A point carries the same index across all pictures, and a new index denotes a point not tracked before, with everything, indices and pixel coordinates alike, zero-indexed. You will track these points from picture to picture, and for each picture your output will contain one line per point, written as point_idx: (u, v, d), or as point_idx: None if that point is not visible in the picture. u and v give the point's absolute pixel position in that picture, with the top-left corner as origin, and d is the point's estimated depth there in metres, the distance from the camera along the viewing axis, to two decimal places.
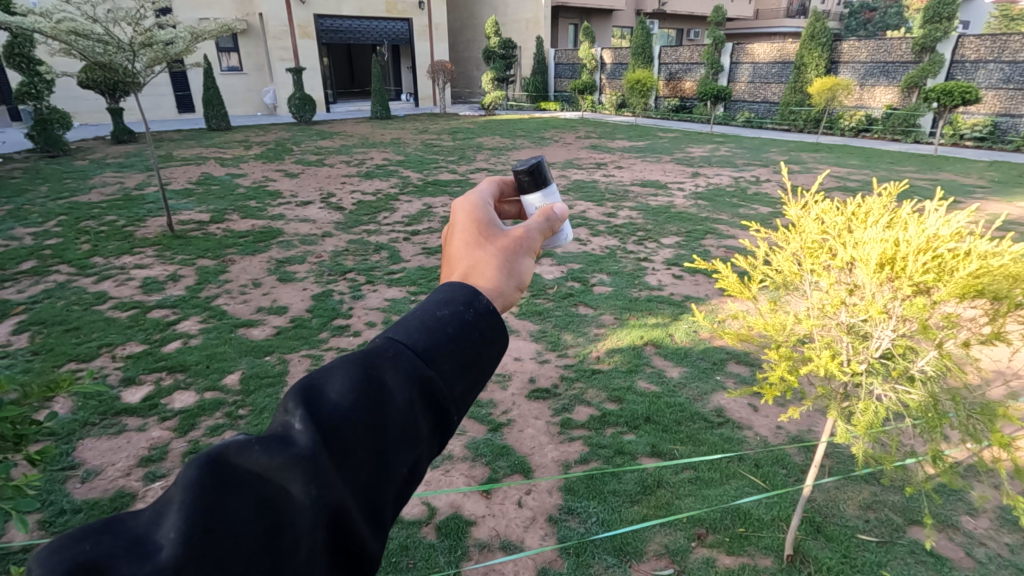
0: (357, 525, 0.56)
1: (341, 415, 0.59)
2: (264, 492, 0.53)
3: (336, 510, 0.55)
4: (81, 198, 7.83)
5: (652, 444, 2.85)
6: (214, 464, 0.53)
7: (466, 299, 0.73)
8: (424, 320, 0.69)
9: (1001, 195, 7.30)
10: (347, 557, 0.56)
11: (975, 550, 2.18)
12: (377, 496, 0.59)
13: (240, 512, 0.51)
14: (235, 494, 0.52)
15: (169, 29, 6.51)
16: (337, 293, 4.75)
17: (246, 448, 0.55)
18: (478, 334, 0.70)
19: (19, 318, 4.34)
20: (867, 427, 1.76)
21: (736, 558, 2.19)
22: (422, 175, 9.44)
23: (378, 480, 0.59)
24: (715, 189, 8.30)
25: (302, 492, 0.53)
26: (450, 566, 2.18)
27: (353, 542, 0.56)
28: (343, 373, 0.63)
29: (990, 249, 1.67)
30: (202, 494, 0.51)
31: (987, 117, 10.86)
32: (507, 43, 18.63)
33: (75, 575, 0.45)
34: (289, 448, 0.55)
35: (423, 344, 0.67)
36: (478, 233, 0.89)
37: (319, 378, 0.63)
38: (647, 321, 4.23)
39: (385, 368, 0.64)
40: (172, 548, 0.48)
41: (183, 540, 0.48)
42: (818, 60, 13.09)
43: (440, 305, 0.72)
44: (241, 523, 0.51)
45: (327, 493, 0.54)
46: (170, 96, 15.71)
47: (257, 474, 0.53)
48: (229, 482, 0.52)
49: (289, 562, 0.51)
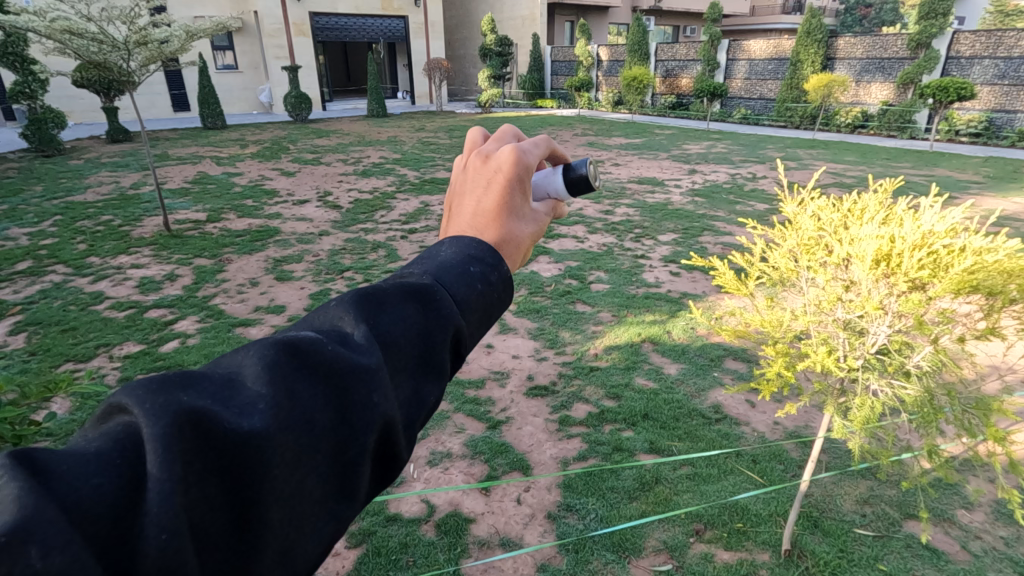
0: (399, 436, 0.64)
1: (396, 341, 0.66)
2: (335, 387, 0.60)
3: (386, 420, 0.62)
4: (77, 198, 7.80)
5: (650, 441, 2.86)
6: (292, 352, 0.59)
7: (496, 266, 0.79)
8: (462, 270, 0.76)
9: (997, 190, 7.33)
10: (381, 463, 0.65)
11: (970, 543, 2.20)
12: (413, 413, 0.67)
13: (313, 398, 0.58)
14: (309, 384, 0.58)
15: (164, 28, 6.47)
16: (334, 292, 4.75)
17: (320, 343, 0.61)
18: (504, 298, 0.78)
19: (16, 318, 4.32)
20: (863, 422, 1.78)
21: (734, 554, 2.20)
22: (420, 173, 9.43)
23: (417, 400, 0.67)
24: (712, 186, 8.31)
25: (370, 395, 0.61)
26: (450, 563, 2.19)
27: (390, 450, 0.65)
28: (396, 299, 0.69)
29: (984, 245, 1.69)
30: (284, 376, 0.57)
31: (982, 112, 10.87)
32: (504, 40, 18.60)
33: (184, 418, 0.49)
34: (356, 358, 0.62)
35: (461, 292, 0.74)
36: (515, 200, 0.88)
37: (373, 298, 0.69)
38: (645, 317, 4.25)
39: (431, 304, 0.71)
40: (263, 415, 0.54)
41: (273, 413, 0.54)
42: (813, 57, 13.12)
43: (476, 262, 0.77)
44: (315, 408, 0.58)
45: (383, 401, 0.62)
46: (165, 95, 15.65)
47: (329, 370, 0.60)
48: (304, 371, 0.59)
49: (350, 453, 0.59)
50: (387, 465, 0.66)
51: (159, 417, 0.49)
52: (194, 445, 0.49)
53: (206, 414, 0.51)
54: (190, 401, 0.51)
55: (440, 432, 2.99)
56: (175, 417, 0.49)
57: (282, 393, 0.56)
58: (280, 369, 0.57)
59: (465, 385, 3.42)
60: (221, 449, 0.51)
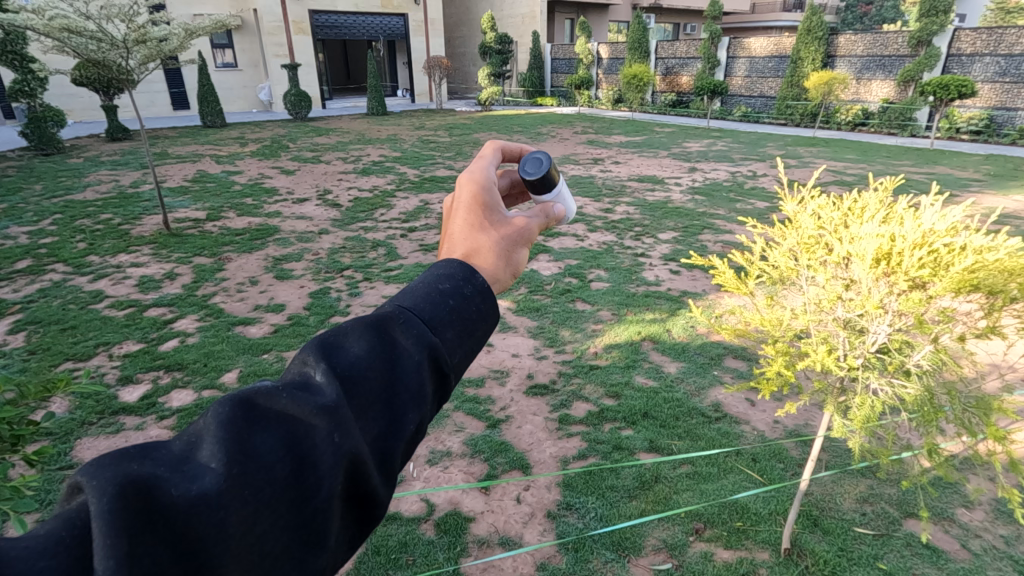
0: (370, 470, 0.63)
1: (360, 377, 0.66)
2: (290, 436, 0.60)
3: (352, 459, 0.61)
4: (76, 197, 7.78)
5: (650, 439, 2.86)
6: (247, 406, 0.60)
7: (467, 276, 0.79)
8: (428, 292, 0.75)
9: (998, 188, 7.32)
10: (357, 502, 0.64)
11: (970, 542, 2.20)
12: (387, 449, 0.66)
13: (270, 449, 0.59)
14: (266, 433, 0.59)
15: (163, 26, 6.45)
16: (334, 290, 4.75)
17: (275, 394, 0.62)
18: (480, 307, 0.77)
19: (15, 318, 4.32)
20: (863, 421, 1.77)
21: (733, 552, 2.20)
22: (419, 171, 9.42)
23: (390, 432, 0.66)
24: (712, 184, 8.30)
25: (329, 439, 0.60)
26: (450, 562, 2.19)
27: (364, 488, 0.63)
28: (358, 336, 0.69)
29: (985, 244, 1.68)
30: (235, 433, 0.58)
31: (983, 110, 10.85)
32: (504, 38, 18.56)
33: (128, 490, 0.51)
34: (314, 400, 0.62)
35: (428, 314, 0.73)
36: (484, 212, 0.90)
37: (337, 337, 0.70)
38: (645, 316, 4.24)
39: (395, 333, 0.71)
40: (215, 476, 0.55)
41: (223, 471, 0.55)
42: (814, 54, 13.07)
43: (444, 277, 0.77)
44: (271, 459, 0.58)
45: (346, 441, 0.61)
46: (164, 93, 15.63)
47: (287, 416, 0.60)
48: (258, 423, 0.60)
49: (313, 500, 0.59)
50: (365, 504, 0.65)
51: (103, 493, 0.50)
52: (139, 517, 0.50)
53: (153, 484, 0.53)
54: (141, 472, 0.53)
55: (440, 431, 2.99)
56: (117, 490, 0.50)
57: (233, 449, 0.57)
58: (233, 425, 0.58)
59: (465, 384, 3.42)
60: (169, 515, 0.52)
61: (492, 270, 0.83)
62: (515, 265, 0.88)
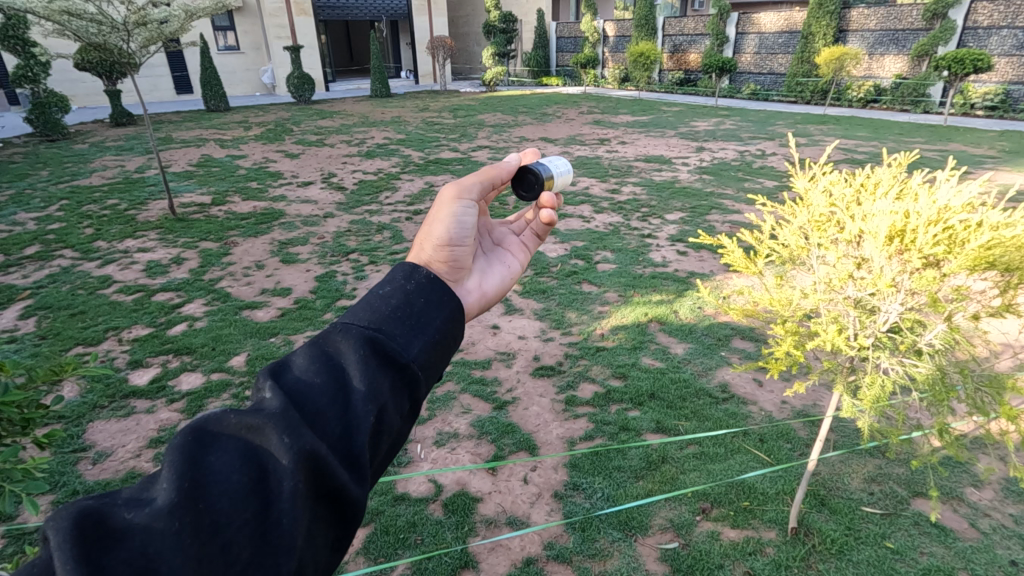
0: (332, 468, 0.66)
1: (308, 388, 0.71)
2: (243, 449, 0.65)
3: (311, 457, 0.65)
4: (82, 182, 7.79)
5: (656, 420, 2.86)
6: (197, 432, 0.65)
7: (406, 273, 0.87)
8: (368, 299, 0.82)
9: (1013, 165, 7.19)
10: (330, 502, 0.67)
11: (978, 521, 2.19)
12: (349, 447, 0.69)
13: (223, 465, 0.63)
14: (219, 453, 0.64)
15: (164, 8, 6.33)
16: (340, 274, 4.75)
17: (223, 417, 0.67)
18: (424, 297, 0.84)
19: (26, 302, 4.36)
20: (873, 402, 1.74)
21: (740, 532, 2.20)
22: (424, 153, 9.35)
23: (349, 432, 0.70)
24: (721, 164, 8.19)
25: (278, 445, 0.65)
26: (458, 541, 2.21)
27: (331, 484, 0.66)
28: (304, 354, 0.76)
29: (1002, 220, 1.64)
30: (188, 456, 0.63)
31: (999, 85, 10.61)
32: (508, 17, 18.20)
33: (76, 518, 0.56)
34: (262, 412, 0.67)
35: (372, 318, 0.79)
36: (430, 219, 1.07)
37: (287, 360, 0.76)
38: (651, 297, 4.21)
39: (340, 340, 0.76)
40: (167, 497, 0.60)
41: (175, 490, 0.60)
42: (825, 29, 12.71)
43: (385, 283, 0.85)
44: (226, 473, 0.63)
45: (300, 441, 0.65)
46: (167, 77, 15.59)
47: (234, 434, 0.66)
48: (211, 443, 0.65)
49: (274, 505, 0.63)
50: (339, 503, 0.67)
51: (60, 525, 0.55)
52: (96, 542, 0.55)
53: (107, 514, 0.58)
54: (89, 503, 0.58)
55: (447, 412, 3.00)
56: (72, 522, 0.56)
57: (186, 470, 0.62)
58: (183, 450, 0.63)
59: (471, 366, 3.43)
60: (128, 539, 0.56)
61: (414, 255, 0.95)
62: (436, 236, 0.96)
